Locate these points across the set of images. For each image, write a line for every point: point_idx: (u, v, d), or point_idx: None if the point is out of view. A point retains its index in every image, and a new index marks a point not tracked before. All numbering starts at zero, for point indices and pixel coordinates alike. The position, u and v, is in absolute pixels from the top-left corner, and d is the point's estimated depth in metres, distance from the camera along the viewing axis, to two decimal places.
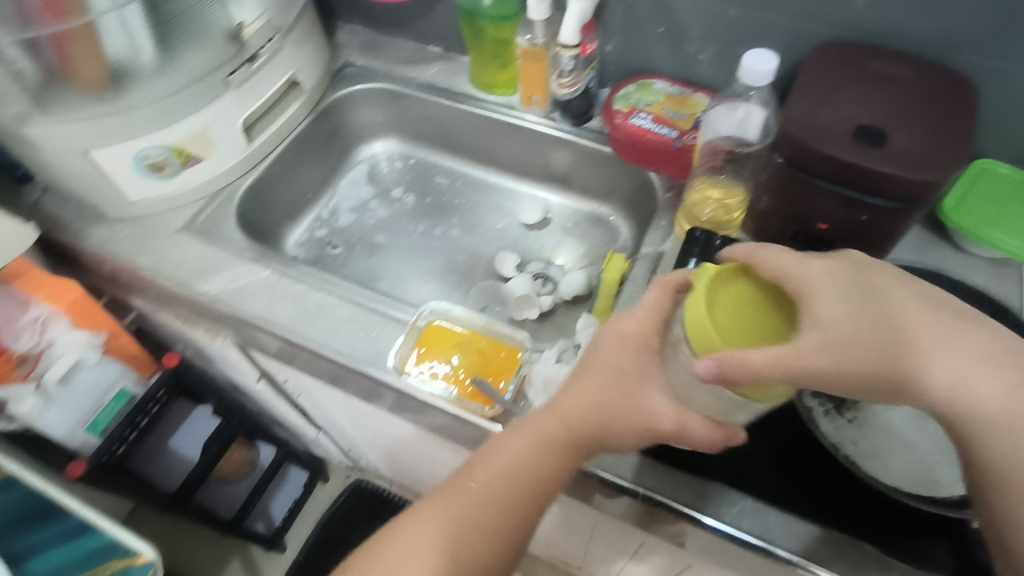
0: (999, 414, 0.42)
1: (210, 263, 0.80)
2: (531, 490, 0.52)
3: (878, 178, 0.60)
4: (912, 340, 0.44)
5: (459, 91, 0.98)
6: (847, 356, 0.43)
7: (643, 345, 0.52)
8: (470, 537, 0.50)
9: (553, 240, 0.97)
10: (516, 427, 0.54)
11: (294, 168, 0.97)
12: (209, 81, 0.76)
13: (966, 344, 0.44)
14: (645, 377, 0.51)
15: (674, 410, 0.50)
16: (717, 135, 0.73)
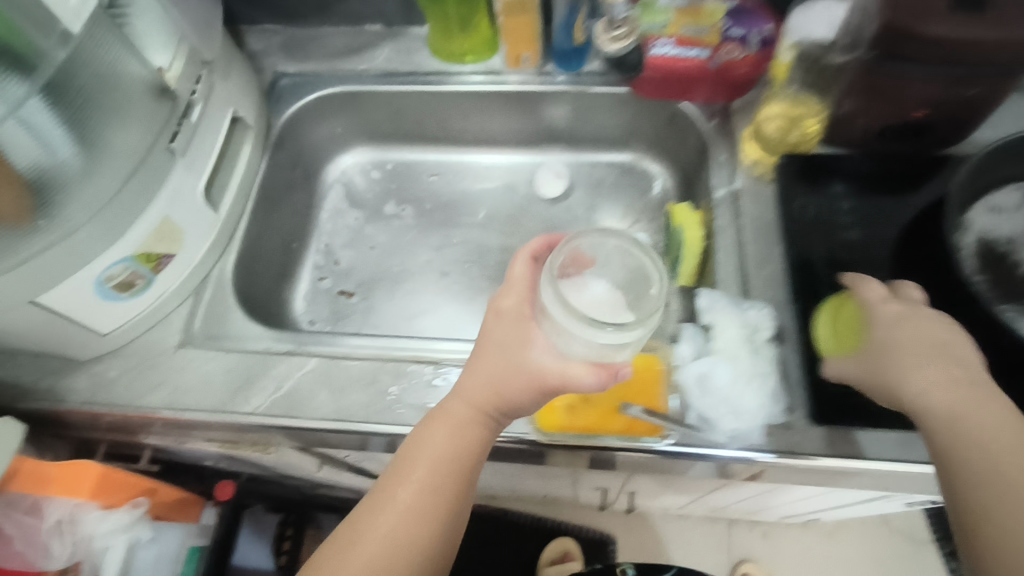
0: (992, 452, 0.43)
1: (239, 374, 0.65)
2: (453, 475, 0.51)
3: (991, 48, 0.53)
4: (925, 362, 0.48)
5: (426, 71, 0.82)
6: (886, 373, 0.49)
7: (515, 311, 0.52)
8: (413, 529, 0.49)
9: (584, 206, 0.87)
10: (428, 421, 0.53)
11: (269, 221, 0.80)
12: (153, 157, 0.58)
13: (971, 394, 0.45)
14: (523, 338, 0.51)
15: (555, 361, 0.49)
16: (802, 38, 0.64)
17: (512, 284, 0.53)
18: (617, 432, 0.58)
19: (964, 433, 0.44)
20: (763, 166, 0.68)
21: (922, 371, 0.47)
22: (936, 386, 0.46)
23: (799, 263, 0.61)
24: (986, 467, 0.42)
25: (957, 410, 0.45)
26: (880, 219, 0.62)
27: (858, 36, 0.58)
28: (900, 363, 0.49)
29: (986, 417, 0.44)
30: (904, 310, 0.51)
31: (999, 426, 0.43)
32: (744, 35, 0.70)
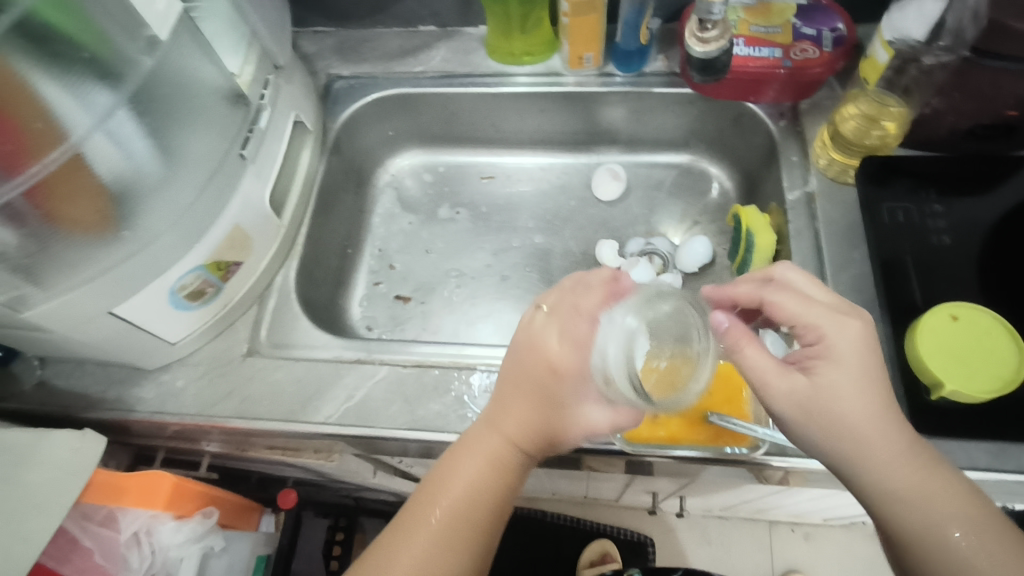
0: (925, 508, 0.43)
1: (311, 383, 0.64)
2: (488, 509, 0.49)
3: None
4: (865, 432, 0.44)
5: (483, 73, 0.81)
6: (838, 418, 0.45)
7: (573, 366, 0.49)
8: (442, 560, 0.47)
9: (642, 208, 0.86)
10: (459, 451, 0.51)
11: (326, 226, 0.78)
12: (227, 165, 0.57)
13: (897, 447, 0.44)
14: (577, 393, 0.49)
15: (611, 417, 0.49)
16: (899, 34, 0.61)
17: (570, 336, 0.49)
18: (701, 442, 0.57)
19: (909, 499, 0.44)
20: (837, 167, 0.67)
21: (866, 438, 0.44)
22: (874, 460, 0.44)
23: (884, 268, 0.59)
24: (921, 521, 0.43)
25: (909, 481, 0.44)
26: (969, 222, 0.60)
27: (958, 36, 0.56)
28: (844, 429, 0.44)
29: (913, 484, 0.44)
30: (832, 350, 0.46)
31: (931, 488, 0.43)
32: (815, 34, 0.69)
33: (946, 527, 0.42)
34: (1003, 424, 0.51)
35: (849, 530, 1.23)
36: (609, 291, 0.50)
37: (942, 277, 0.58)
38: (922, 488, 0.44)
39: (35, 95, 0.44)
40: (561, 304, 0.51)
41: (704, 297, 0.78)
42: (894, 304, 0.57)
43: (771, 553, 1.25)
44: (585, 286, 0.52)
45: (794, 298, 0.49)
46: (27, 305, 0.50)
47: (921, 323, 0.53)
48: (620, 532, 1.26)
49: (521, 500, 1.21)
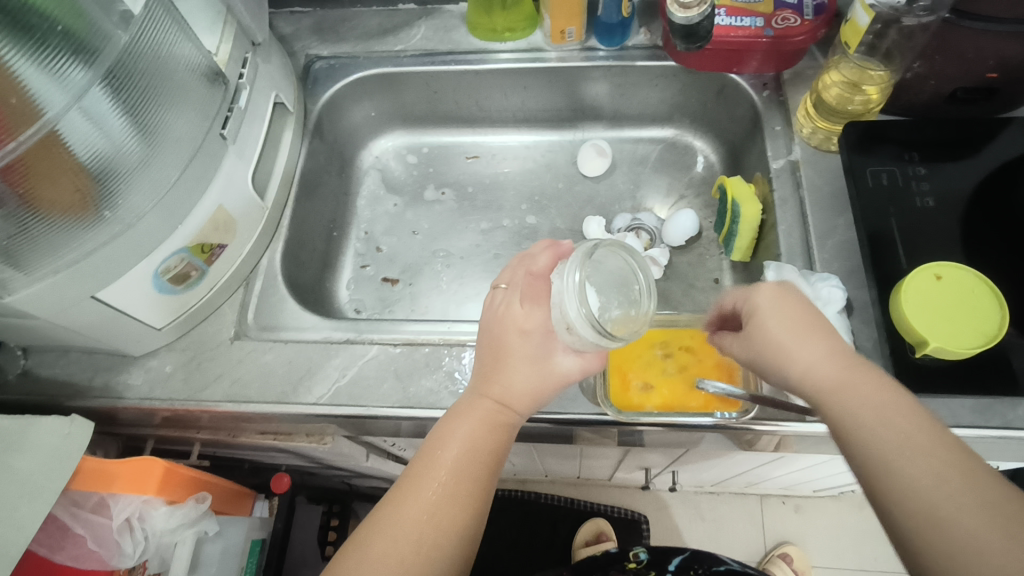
0: (913, 475, 0.39)
1: (301, 365, 0.63)
2: (487, 465, 0.48)
3: None
4: (866, 407, 0.43)
5: (464, 50, 0.80)
6: (799, 356, 0.47)
7: (536, 325, 0.51)
8: (451, 513, 0.46)
9: (628, 182, 0.86)
10: (454, 415, 0.50)
11: (311, 209, 0.77)
12: (208, 146, 0.57)
13: (872, 403, 0.43)
14: (544, 349, 0.50)
15: (580, 363, 0.50)
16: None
17: (530, 301, 0.51)
18: (694, 408, 0.58)
19: (885, 462, 0.41)
20: (820, 136, 0.67)
21: (865, 417, 0.43)
22: (871, 432, 0.42)
23: (867, 230, 0.59)
24: (899, 483, 0.40)
25: (871, 434, 0.42)
26: (954, 185, 0.61)
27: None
28: (834, 397, 0.44)
29: (933, 470, 0.39)
30: (811, 335, 0.47)
31: (951, 476, 0.38)
32: (796, 3, 0.69)
33: (906, 470, 0.40)
34: (987, 379, 0.52)
35: (838, 500, 1.25)
36: (554, 253, 0.52)
37: (927, 238, 0.59)
38: (915, 455, 0.40)
39: (11, 74, 0.43)
40: (514, 276, 0.53)
41: (691, 270, 0.79)
42: (878, 266, 0.58)
43: (763, 528, 1.26)
44: (529, 256, 0.54)
45: (749, 292, 0.52)
46: (9, 290, 0.49)
47: (906, 282, 0.53)
48: (614, 511, 1.25)
49: (514, 482, 1.22)
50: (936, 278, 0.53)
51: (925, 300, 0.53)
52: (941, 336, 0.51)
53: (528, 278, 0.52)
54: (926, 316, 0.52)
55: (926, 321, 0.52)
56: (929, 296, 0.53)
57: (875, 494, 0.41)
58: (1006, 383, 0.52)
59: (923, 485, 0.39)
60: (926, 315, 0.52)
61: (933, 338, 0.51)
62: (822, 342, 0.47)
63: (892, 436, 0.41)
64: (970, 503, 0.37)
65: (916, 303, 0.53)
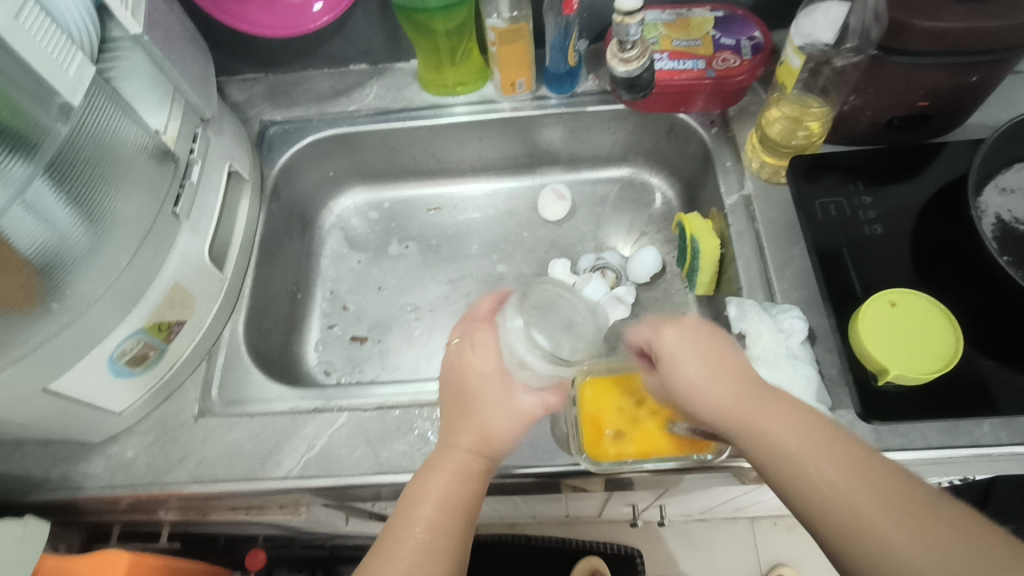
0: (846, 501, 0.39)
1: (268, 438, 0.61)
2: (463, 512, 0.47)
3: (982, 35, 0.54)
4: (783, 433, 0.42)
5: (418, 106, 0.81)
6: (722, 399, 0.45)
7: (491, 368, 0.52)
8: (432, 568, 0.44)
9: (589, 224, 0.87)
10: (425, 470, 0.49)
11: (272, 274, 0.76)
12: (159, 226, 0.56)
13: (790, 425, 0.43)
14: (505, 388, 0.51)
15: (540, 399, 0.51)
16: (811, 41, 0.60)
17: (483, 344, 0.53)
18: (669, 452, 0.57)
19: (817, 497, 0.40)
20: (769, 169, 0.69)
21: (779, 438, 0.42)
22: (791, 458, 0.41)
23: (820, 260, 0.60)
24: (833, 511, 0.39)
25: (794, 458, 0.41)
26: (898, 210, 0.63)
27: (864, 37, 0.58)
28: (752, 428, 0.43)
29: (838, 477, 0.40)
30: (723, 372, 0.46)
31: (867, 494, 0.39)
32: (734, 44, 0.72)
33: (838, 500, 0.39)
34: (943, 398, 0.54)
35: None
36: (495, 298, 0.55)
37: (878, 265, 0.60)
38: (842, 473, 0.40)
39: None
40: (463, 328, 0.56)
41: (658, 305, 0.79)
42: (834, 295, 0.59)
43: (757, 551, 1.25)
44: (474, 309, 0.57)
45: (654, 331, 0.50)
46: None
47: (863, 311, 0.55)
48: (607, 547, 1.23)
49: (504, 528, 1.19)
50: (889, 303, 0.55)
51: (881, 327, 0.54)
52: (898, 364, 0.52)
53: (473, 324, 0.54)
54: (882, 344, 0.53)
55: (880, 350, 0.53)
56: (883, 321, 0.54)
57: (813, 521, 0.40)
58: (961, 402, 0.53)
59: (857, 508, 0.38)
60: (882, 343, 0.53)
61: (890, 367, 0.52)
62: (734, 377, 0.46)
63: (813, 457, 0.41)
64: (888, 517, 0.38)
65: (872, 330, 0.54)
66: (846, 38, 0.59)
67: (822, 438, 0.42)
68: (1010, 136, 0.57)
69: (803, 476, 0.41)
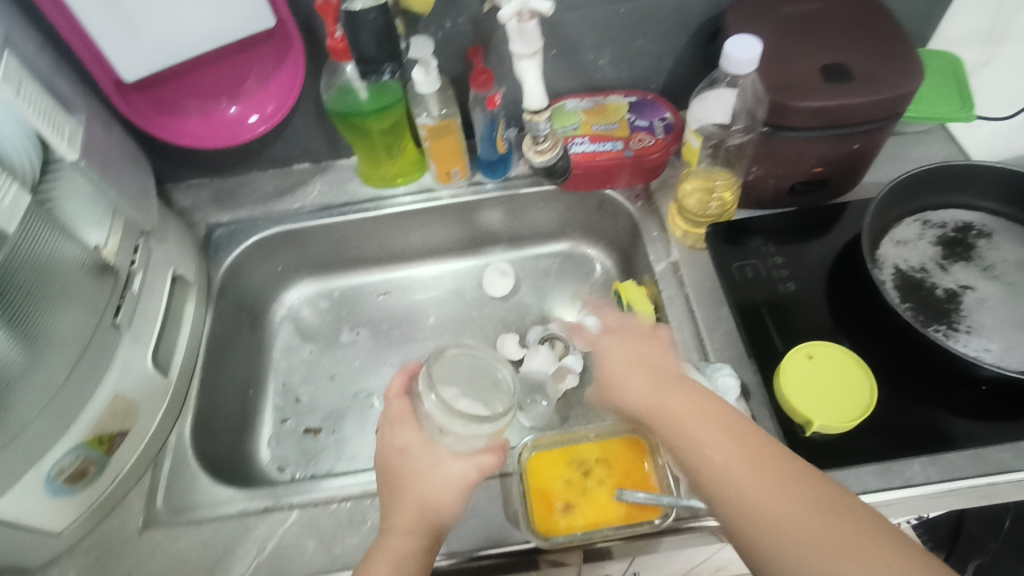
0: (721, 458, 0.47)
1: (217, 545, 0.60)
2: None
3: (851, 111, 0.60)
4: (681, 407, 0.51)
5: (361, 199, 0.85)
6: (640, 384, 0.55)
7: (415, 442, 0.54)
8: None
9: (535, 297, 0.90)
10: (367, 558, 0.50)
11: (221, 372, 0.76)
12: (99, 340, 0.58)
13: (691, 401, 0.51)
14: (432, 458, 0.53)
15: (470, 460, 0.53)
16: (704, 123, 0.68)
17: (402, 420, 0.55)
18: (619, 521, 0.58)
19: (698, 454, 0.48)
20: (693, 236, 0.73)
21: (677, 412, 0.51)
22: (683, 429, 0.50)
23: (743, 320, 0.64)
24: (705, 465, 0.47)
25: (684, 426, 0.50)
26: (809, 266, 0.68)
27: (751, 117, 0.65)
28: (659, 405, 0.52)
29: (716, 439, 0.48)
30: (648, 367, 0.56)
31: (738, 454, 0.47)
32: (648, 125, 0.78)
33: (715, 456, 0.47)
34: (865, 442, 0.57)
35: None
36: (405, 375, 0.57)
37: (796, 319, 0.65)
38: (722, 436, 0.48)
39: None
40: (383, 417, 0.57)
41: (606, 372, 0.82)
42: (757, 351, 0.63)
43: None
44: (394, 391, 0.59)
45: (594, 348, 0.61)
46: None
47: (783, 369, 0.59)
48: None
49: None
50: (804, 356, 0.59)
51: (801, 382, 0.58)
52: (820, 416, 0.55)
53: (390, 405, 0.56)
54: (802, 397, 0.57)
55: (802, 404, 0.56)
56: (802, 375, 0.58)
57: (695, 478, 0.48)
58: (883, 445, 0.56)
59: (725, 463, 0.47)
60: (802, 397, 0.57)
61: (812, 420, 0.55)
62: (659, 367, 0.56)
63: (701, 423, 0.49)
64: (747, 470, 0.46)
65: (793, 387, 0.57)
66: (735, 119, 0.66)
67: (715, 412, 0.50)
68: (893, 193, 0.64)
69: (688, 439, 0.49)
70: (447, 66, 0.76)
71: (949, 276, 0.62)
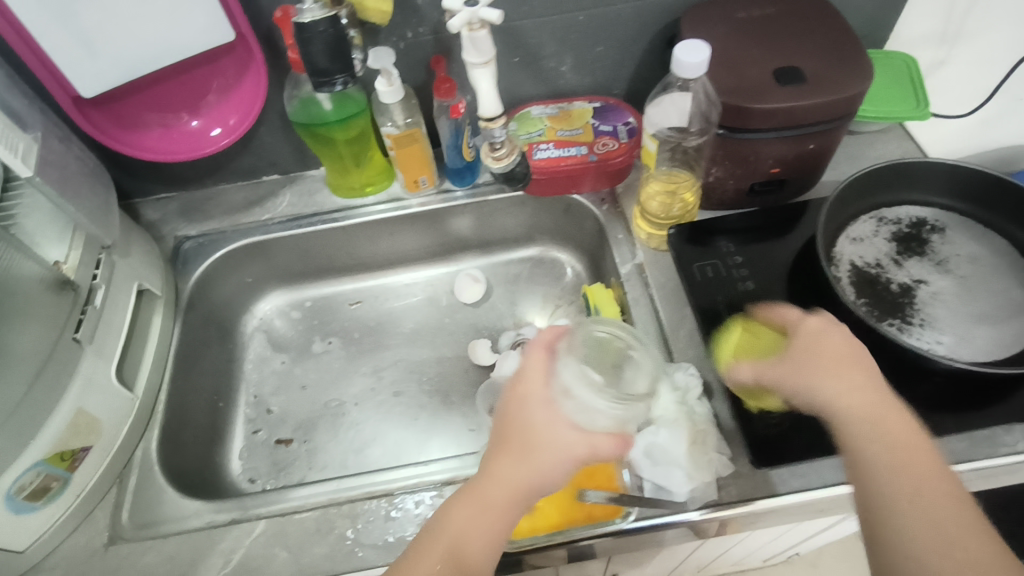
0: (911, 513, 0.44)
1: (183, 558, 0.59)
2: (482, 548, 0.48)
3: (801, 113, 0.62)
4: (880, 437, 0.47)
5: (330, 209, 0.85)
6: (828, 388, 0.49)
7: (542, 395, 0.49)
8: None
9: (507, 302, 0.91)
10: (457, 498, 0.50)
11: (190, 385, 0.76)
12: (58, 353, 0.58)
13: (891, 431, 0.47)
14: (553, 417, 0.48)
15: (586, 436, 0.47)
16: (660, 127, 0.70)
17: (536, 371, 0.50)
18: (580, 520, 0.58)
19: (890, 494, 0.45)
20: (656, 238, 0.75)
21: (876, 437, 0.47)
22: (882, 464, 0.46)
23: (705, 318, 0.65)
24: (896, 511, 0.44)
25: (886, 462, 0.46)
26: (769, 265, 0.69)
27: (706, 120, 0.67)
28: (857, 425, 0.47)
29: (915, 489, 0.44)
30: (844, 373, 0.49)
31: (939, 512, 0.43)
32: (612, 130, 0.79)
33: (908, 508, 0.44)
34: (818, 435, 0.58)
35: None
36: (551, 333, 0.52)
37: None
38: (925, 484, 0.44)
39: None
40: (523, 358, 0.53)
41: None
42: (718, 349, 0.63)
43: None
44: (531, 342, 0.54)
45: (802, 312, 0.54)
46: None
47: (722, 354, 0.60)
48: None
49: None
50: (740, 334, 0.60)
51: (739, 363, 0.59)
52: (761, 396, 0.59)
53: (530, 351, 0.52)
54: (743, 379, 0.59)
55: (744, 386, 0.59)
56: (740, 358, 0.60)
57: (873, 513, 0.45)
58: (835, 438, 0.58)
59: (921, 517, 0.43)
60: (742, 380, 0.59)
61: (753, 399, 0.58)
62: (856, 376, 0.49)
63: (906, 464, 0.45)
64: (939, 538, 0.42)
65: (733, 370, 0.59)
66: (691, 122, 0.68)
67: (923, 455, 0.46)
68: (849, 191, 0.65)
69: (883, 476, 0.45)
70: (411, 76, 0.76)
71: (903, 271, 0.63)
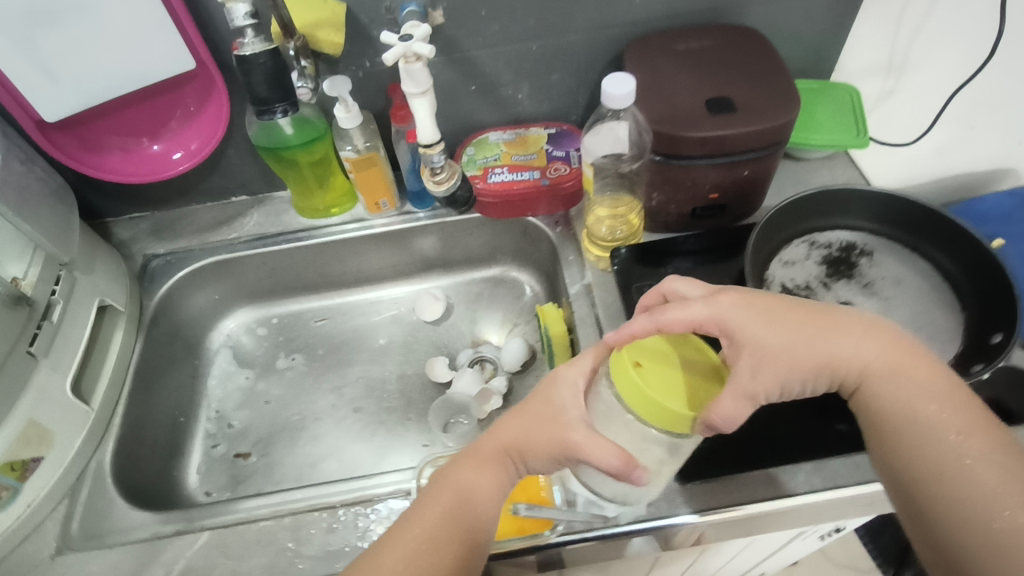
0: (944, 455, 0.45)
1: (127, 568, 0.61)
2: (476, 510, 0.49)
3: (732, 141, 0.64)
4: (900, 386, 0.48)
5: (295, 229, 0.88)
6: (801, 357, 0.48)
7: (566, 380, 0.51)
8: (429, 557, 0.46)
9: (467, 321, 0.93)
10: (461, 460, 0.52)
11: (150, 400, 0.78)
12: (11, 366, 0.60)
13: (901, 372, 0.48)
14: (571, 401, 0.50)
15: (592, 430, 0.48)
16: (597, 155, 0.74)
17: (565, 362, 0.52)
18: (509, 533, 0.58)
19: (917, 440, 0.46)
20: (603, 260, 0.77)
21: (897, 385, 0.48)
22: (905, 418, 0.47)
23: None
24: (934, 462, 0.45)
25: (906, 406, 0.47)
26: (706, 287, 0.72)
27: (640, 147, 0.70)
28: (878, 377, 0.48)
29: (947, 425, 0.46)
30: (830, 329, 0.49)
31: (970, 446, 0.45)
32: (565, 155, 0.83)
33: (942, 444, 0.45)
34: (740, 452, 0.61)
35: None
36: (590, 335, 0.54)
37: None
38: (956, 415, 0.46)
39: None
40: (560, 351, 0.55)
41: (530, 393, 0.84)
42: None
43: None
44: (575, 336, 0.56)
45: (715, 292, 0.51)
46: None
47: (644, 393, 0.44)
48: None
49: None
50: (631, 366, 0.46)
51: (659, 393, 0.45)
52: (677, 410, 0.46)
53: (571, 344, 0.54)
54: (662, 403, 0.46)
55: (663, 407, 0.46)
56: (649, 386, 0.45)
57: (907, 475, 0.46)
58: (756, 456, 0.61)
59: (954, 454, 0.45)
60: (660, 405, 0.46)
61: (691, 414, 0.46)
62: (856, 331, 0.49)
63: (935, 403, 0.46)
64: (986, 472, 0.43)
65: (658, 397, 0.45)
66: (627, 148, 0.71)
67: (944, 385, 0.47)
68: (781, 217, 0.67)
69: (914, 422, 0.47)
70: (371, 103, 0.80)
71: (831, 293, 0.65)
